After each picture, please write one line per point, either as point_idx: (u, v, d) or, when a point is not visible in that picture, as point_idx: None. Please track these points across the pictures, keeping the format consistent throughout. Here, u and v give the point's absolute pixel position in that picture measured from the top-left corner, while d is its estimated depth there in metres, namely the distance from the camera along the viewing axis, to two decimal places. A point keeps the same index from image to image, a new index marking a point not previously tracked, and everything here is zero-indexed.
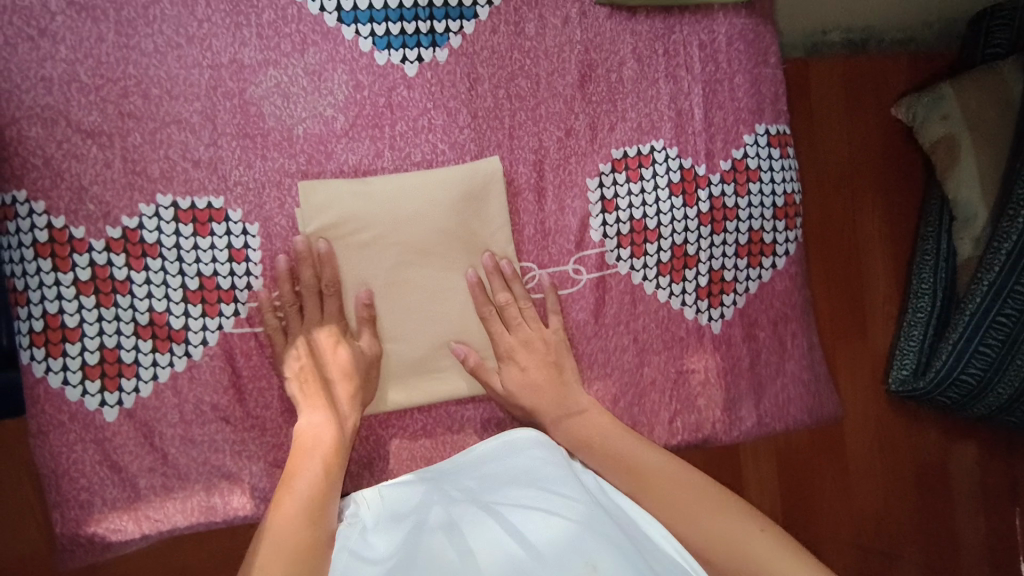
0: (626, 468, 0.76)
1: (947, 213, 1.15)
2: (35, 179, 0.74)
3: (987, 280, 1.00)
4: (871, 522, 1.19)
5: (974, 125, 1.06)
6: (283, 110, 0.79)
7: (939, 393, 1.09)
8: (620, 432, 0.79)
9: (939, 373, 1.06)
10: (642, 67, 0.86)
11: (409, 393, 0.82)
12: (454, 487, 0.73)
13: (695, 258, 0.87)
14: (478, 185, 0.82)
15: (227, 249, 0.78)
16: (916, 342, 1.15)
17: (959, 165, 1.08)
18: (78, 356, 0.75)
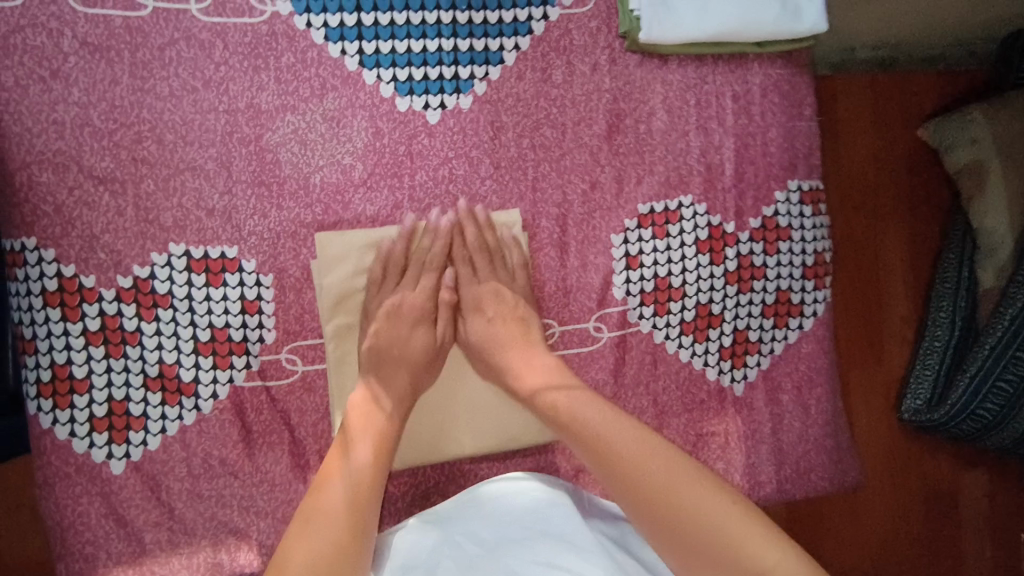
0: (614, 464, 0.65)
1: (970, 241, 1.10)
2: (46, 226, 0.72)
3: (1009, 313, 0.94)
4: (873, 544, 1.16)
5: (1005, 151, 1.00)
6: (300, 157, 0.76)
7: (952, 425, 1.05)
8: (615, 418, 0.69)
9: (953, 407, 1.02)
10: (672, 119, 0.83)
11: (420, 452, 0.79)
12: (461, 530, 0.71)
13: (719, 317, 0.85)
14: (493, 238, 0.79)
15: (240, 300, 0.76)
16: (931, 371, 1.11)
17: (986, 193, 1.02)
18: (86, 408, 0.74)
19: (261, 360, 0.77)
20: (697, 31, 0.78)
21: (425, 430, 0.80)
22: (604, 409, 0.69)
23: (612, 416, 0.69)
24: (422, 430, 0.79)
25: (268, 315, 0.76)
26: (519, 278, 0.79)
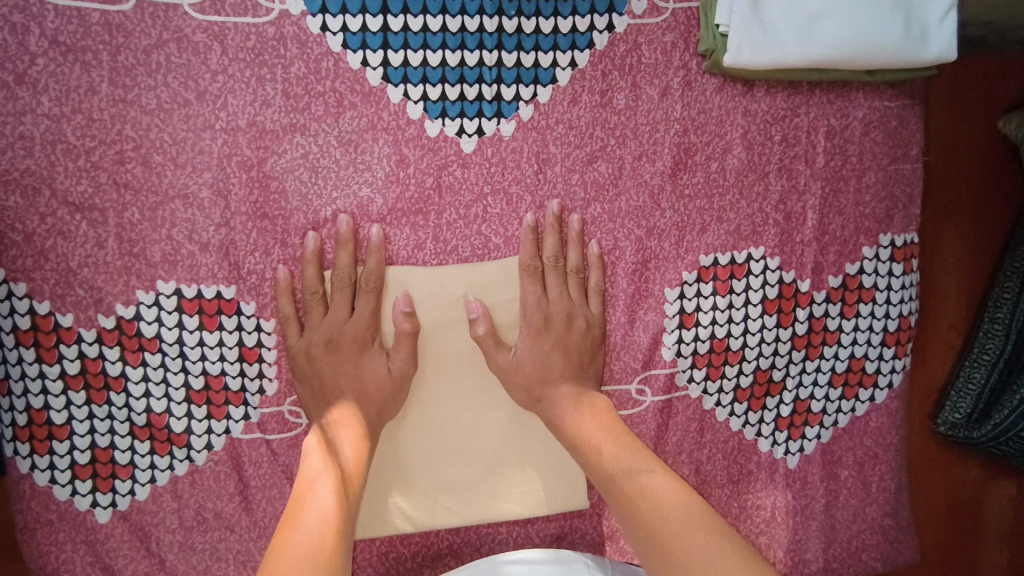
0: (677, 552, 0.54)
1: None
2: (15, 257, 0.62)
3: None
4: None
5: None
6: (310, 188, 0.65)
7: (994, 446, 0.88)
8: (682, 501, 0.59)
9: (1001, 428, 0.86)
10: (751, 156, 0.70)
11: (415, 503, 0.71)
12: None
13: (779, 384, 0.75)
14: (569, 258, 0.69)
15: (238, 346, 0.67)
16: (976, 387, 0.91)
17: None
18: (67, 455, 0.67)
19: (261, 412, 0.69)
20: (796, 56, 0.64)
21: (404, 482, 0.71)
22: (678, 492, 0.60)
23: (688, 503, 0.59)
24: (421, 473, 0.71)
25: (270, 364, 0.68)
26: (592, 304, 0.70)
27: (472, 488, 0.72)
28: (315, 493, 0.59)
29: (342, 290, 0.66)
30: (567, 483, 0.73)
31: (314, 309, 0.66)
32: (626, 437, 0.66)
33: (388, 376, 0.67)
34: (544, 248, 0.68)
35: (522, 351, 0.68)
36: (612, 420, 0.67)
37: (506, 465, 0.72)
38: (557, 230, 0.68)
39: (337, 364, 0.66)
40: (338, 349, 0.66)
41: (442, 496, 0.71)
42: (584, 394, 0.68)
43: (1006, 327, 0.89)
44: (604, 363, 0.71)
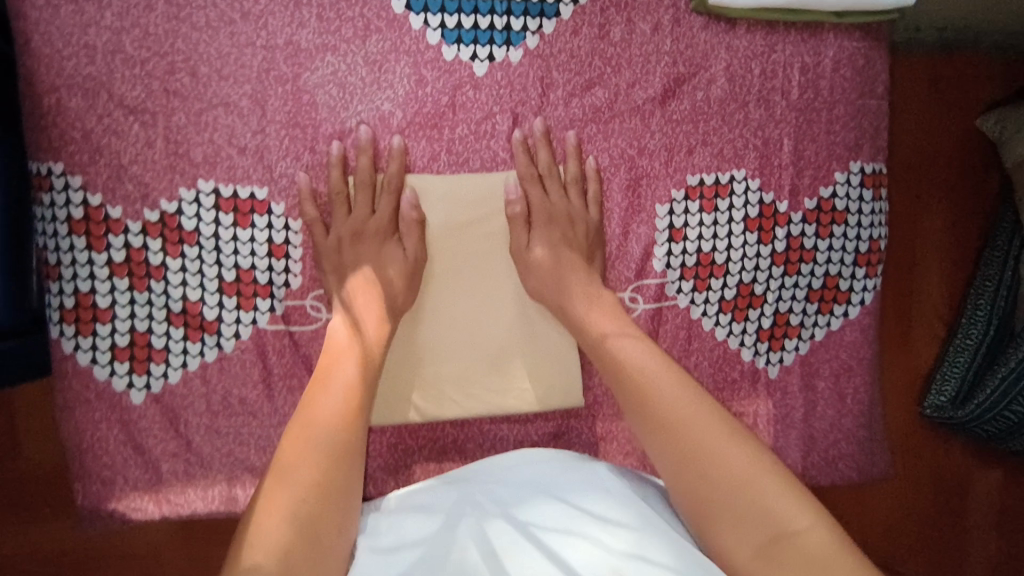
0: (674, 437, 0.64)
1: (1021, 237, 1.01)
2: (73, 153, 0.70)
3: None
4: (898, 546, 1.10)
5: None
6: (338, 101, 0.73)
7: (975, 425, 1.02)
8: (676, 388, 0.66)
9: (977, 409, 0.99)
10: (733, 87, 0.78)
11: (429, 392, 0.79)
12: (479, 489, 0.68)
13: (761, 298, 0.82)
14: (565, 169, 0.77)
15: (267, 243, 0.75)
16: (960, 367, 1.05)
17: None
18: (108, 337, 0.75)
19: (286, 305, 0.76)
20: None
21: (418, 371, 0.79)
22: (675, 381, 0.67)
23: (680, 388, 0.66)
24: (432, 365, 0.79)
25: (295, 261, 0.76)
26: (592, 211, 0.77)
27: (475, 379, 0.80)
28: (346, 371, 0.68)
29: (363, 191, 0.74)
30: (563, 375, 0.81)
31: (336, 206, 0.74)
32: (624, 325, 0.73)
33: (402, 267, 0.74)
34: (540, 159, 0.76)
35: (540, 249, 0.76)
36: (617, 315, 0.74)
37: (506, 361, 0.80)
38: (548, 144, 0.76)
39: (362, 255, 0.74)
40: (361, 245, 0.74)
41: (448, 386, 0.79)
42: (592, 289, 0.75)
43: (987, 312, 1.03)
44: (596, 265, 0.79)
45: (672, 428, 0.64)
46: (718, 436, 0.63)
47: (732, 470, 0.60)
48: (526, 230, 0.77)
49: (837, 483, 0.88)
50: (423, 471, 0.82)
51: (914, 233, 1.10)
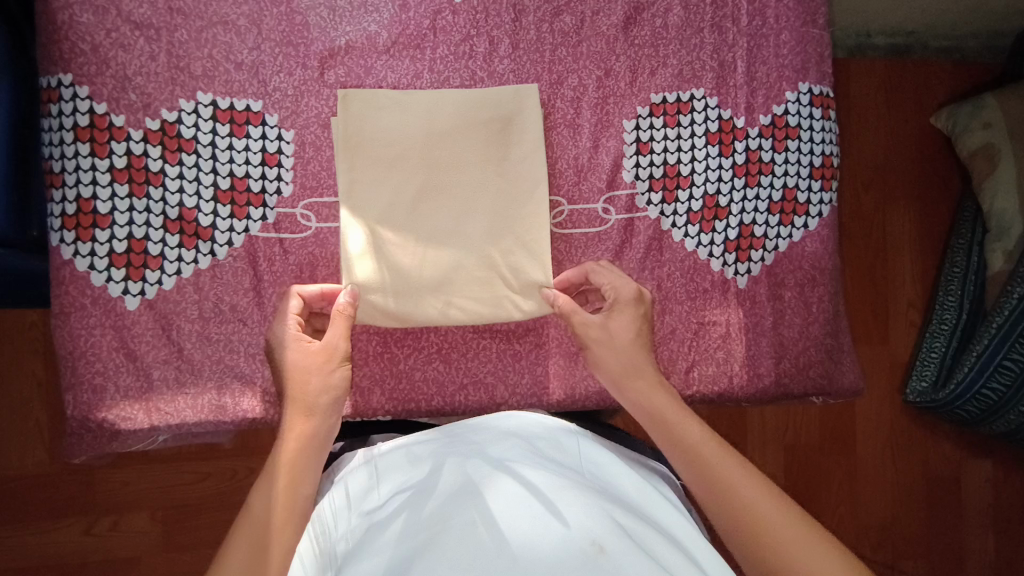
0: (698, 459, 0.66)
1: (980, 228, 1.34)
2: (82, 64, 0.75)
3: (1016, 293, 1.10)
4: (848, 469, 1.39)
5: (1014, 133, 1.20)
6: (329, 23, 0.80)
7: (959, 405, 1.24)
8: (689, 423, 0.69)
9: (961, 385, 1.20)
10: (688, 15, 0.86)
11: (415, 309, 0.80)
12: (468, 442, 0.69)
13: (726, 210, 0.87)
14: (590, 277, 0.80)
15: (261, 152, 0.79)
16: (939, 352, 1.34)
17: (998, 171, 1.22)
18: (107, 244, 0.76)
19: (277, 213, 0.79)
20: None
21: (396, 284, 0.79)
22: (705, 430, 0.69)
23: (697, 427, 0.69)
24: (410, 278, 0.80)
25: (287, 170, 0.79)
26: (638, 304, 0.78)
27: (438, 288, 0.80)
28: (292, 369, 0.71)
29: (361, 107, 0.79)
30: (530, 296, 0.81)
31: (338, 121, 0.79)
32: (629, 333, 0.75)
33: (395, 190, 0.79)
34: (525, 98, 0.82)
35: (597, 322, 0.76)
36: (629, 313, 0.76)
37: (474, 273, 0.81)
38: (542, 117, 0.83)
39: (359, 160, 0.79)
40: (356, 157, 0.79)
41: (418, 295, 0.80)
42: (613, 317, 0.76)
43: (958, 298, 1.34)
44: (547, 170, 0.83)
45: (700, 462, 0.66)
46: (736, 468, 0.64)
47: (752, 502, 0.61)
48: (502, 154, 0.82)
49: (811, 395, 0.91)
50: (409, 380, 0.83)
51: (878, 214, 1.44)
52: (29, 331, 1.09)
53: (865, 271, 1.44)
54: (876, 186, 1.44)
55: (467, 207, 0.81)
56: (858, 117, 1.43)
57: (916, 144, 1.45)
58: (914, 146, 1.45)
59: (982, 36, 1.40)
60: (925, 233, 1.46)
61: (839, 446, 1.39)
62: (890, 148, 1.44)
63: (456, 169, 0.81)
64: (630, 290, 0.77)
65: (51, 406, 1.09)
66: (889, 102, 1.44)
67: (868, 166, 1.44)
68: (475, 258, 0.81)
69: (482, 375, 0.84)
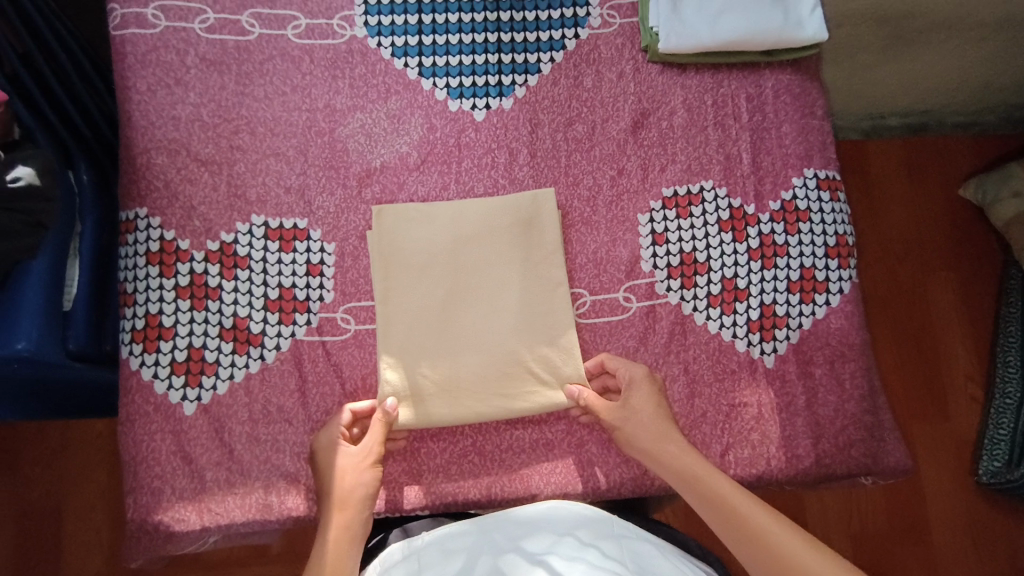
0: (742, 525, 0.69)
1: None
2: (156, 199, 0.86)
3: None
4: (924, 559, 1.30)
5: None
6: (366, 147, 0.90)
7: None
8: (720, 480, 0.73)
9: None
10: (691, 116, 0.93)
11: (450, 408, 0.84)
12: (507, 537, 0.70)
13: (746, 292, 0.90)
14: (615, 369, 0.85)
15: (306, 264, 0.87)
16: (1007, 429, 1.32)
17: None
18: (169, 353, 0.83)
19: (319, 317, 0.86)
20: (708, 40, 0.91)
21: (428, 384, 0.84)
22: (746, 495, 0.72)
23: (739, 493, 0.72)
24: (444, 378, 0.85)
25: (329, 278, 0.87)
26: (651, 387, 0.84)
27: (470, 385, 0.85)
28: (334, 468, 0.77)
29: (396, 220, 0.87)
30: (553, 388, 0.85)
31: (375, 233, 0.87)
32: (654, 410, 0.80)
33: (429, 295, 0.86)
34: (543, 201, 0.89)
35: (619, 406, 0.81)
36: (644, 389, 0.82)
37: (505, 370, 0.85)
38: (559, 217, 0.90)
39: (396, 266, 0.87)
40: (392, 266, 0.86)
41: (451, 392, 0.84)
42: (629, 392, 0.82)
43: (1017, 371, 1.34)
44: (566, 272, 0.89)
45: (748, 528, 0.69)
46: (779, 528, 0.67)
47: (799, 560, 0.64)
48: (525, 253, 0.88)
49: (856, 475, 0.88)
50: (446, 473, 0.85)
51: (913, 288, 1.43)
52: (99, 439, 1.17)
53: (911, 346, 1.41)
54: (910, 261, 1.44)
55: (495, 309, 0.87)
56: (881, 194, 1.47)
57: (944, 217, 1.46)
58: (942, 219, 1.46)
59: (1000, 111, 1.43)
60: (968, 304, 1.43)
61: (909, 535, 1.31)
62: (917, 222, 1.46)
63: (484, 271, 0.87)
64: (642, 370, 0.84)
65: (111, 515, 1.16)
66: (910, 179, 1.47)
67: (897, 240, 1.45)
68: (502, 357, 0.86)
69: (517, 466, 0.85)
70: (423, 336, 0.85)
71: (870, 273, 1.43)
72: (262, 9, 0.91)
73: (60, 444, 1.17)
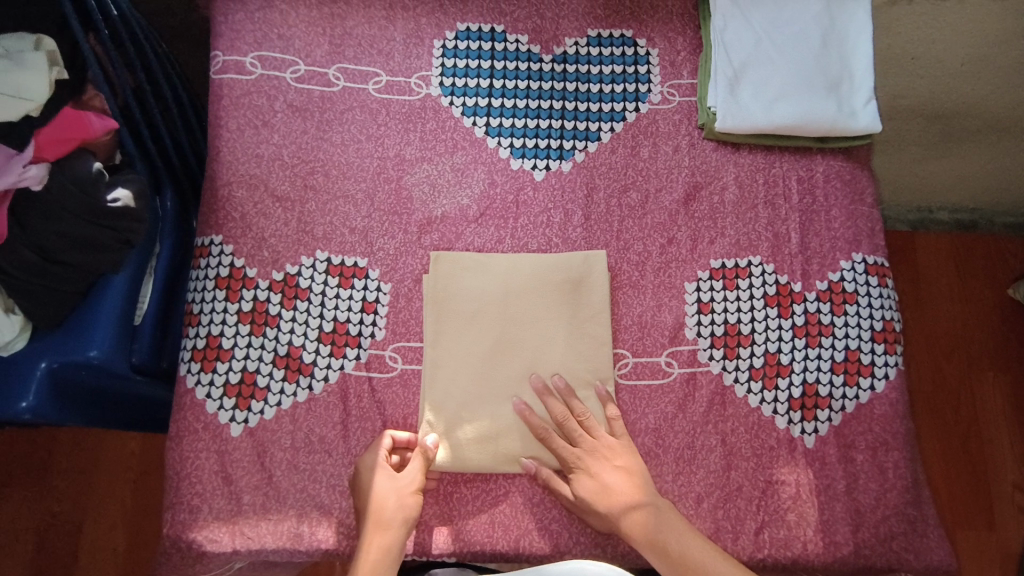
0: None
1: None
2: (231, 228, 0.91)
3: None
4: None
5: None
6: (429, 197, 0.95)
7: None
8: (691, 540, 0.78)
9: None
10: (743, 193, 0.97)
11: (488, 456, 0.85)
12: None
13: (789, 368, 0.90)
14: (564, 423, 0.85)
15: (361, 301, 0.90)
16: None
17: None
18: (224, 374, 0.86)
19: (369, 353, 0.89)
20: (764, 123, 0.95)
21: (467, 430, 0.86)
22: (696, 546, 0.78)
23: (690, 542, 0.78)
24: (484, 424, 0.86)
25: (382, 316, 0.90)
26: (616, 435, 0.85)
27: (511, 434, 0.86)
28: (378, 493, 0.79)
29: (451, 267, 0.91)
30: None
31: (430, 277, 0.91)
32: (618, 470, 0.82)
33: (477, 342, 0.89)
34: (594, 262, 0.92)
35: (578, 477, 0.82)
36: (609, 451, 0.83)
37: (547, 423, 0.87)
38: (609, 278, 0.92)
39: (447, 310, 0.90)
40: (443, 311, 0.90)
41: (490, 441, 0.86)
42: (557, 443, 0.84)
43: None
44: (611, 331, 0.91)
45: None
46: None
47: None
48: (573, 310, 0.90)
49: (897, 571, 0.85)
50: (475, 522, 0.85)
51: (960, 385, 1.40)
52: (137, 456, 1.20)
53: (957, 445, 1.37)
54: (956, 356, 1.42)
55: (540, 362, 0.89)
56: (929, 285, 1.46)
57: (994, 314, 1.44)
58: (992, 316, 1.44)
59: None
60: (1016, 406, 1.40)
61: None
62: (964, 317, 1.44)
63: (534, 324, 0.90)
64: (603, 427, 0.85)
65: (131, 538, 1.17)
66: (959, 273, 1.47)
67: (943, 333, 1.43)
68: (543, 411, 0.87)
69: (547, 522, 0.85)
70: (467, 382, 0.87)
71: (914, 364, 1.41)
72: (347, 65, 0.99)
73: (94, 458, 1.20)
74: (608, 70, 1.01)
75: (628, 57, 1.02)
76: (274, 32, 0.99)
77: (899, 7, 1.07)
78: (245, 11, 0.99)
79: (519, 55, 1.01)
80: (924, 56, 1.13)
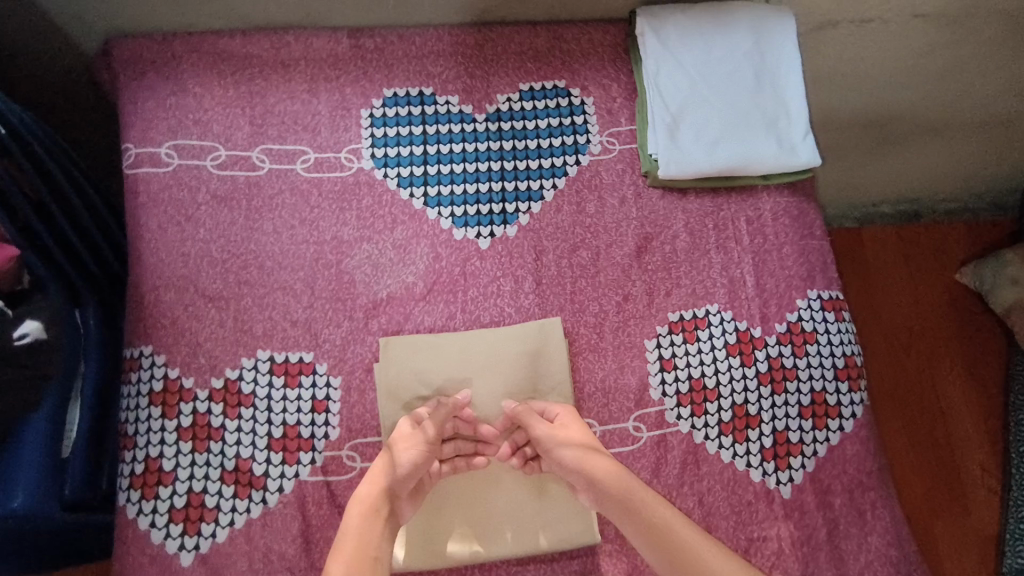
0: (652, 522, 0.73)
1: None
2: (161, 337, 0.85)
3: None
4: None
5: None
6: (372, 278, 0.90)
7: None
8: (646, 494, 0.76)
9: None
10: (694, 240, 0.95)
11: (465, 546, 0.83)
12: None
13: (757, 418, 0.88)
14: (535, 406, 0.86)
15: (311, 399, 0.85)
16: None
17: None
18: (168, 500, 0.80)
19: (325, 456, 0.84)
20: (705, 167, 0.93)
21: (434, 522, 0.84)
22: (649, 492, 0.76)
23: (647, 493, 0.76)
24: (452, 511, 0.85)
25: (334, 414, 0.85)
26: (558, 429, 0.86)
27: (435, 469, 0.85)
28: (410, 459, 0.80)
29: (402, 348, 0.87)
30: (573, 526, 0.85)
31: (381, 364, 0.87)
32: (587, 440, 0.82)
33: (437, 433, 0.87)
34: (550, 330, 0.89)
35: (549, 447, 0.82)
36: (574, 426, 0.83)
37: (488, 509, 0.86)
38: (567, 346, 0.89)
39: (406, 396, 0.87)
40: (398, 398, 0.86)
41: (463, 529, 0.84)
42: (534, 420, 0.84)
43: None
44: (574, 401, 0.88)
45: (647, 522, 0.73)
46: (686, 528, 0.72)
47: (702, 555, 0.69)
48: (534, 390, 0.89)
49: None
50: None
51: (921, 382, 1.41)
52: None
53: (927, 440, 1.38)
54: (914, 353, 1.43)
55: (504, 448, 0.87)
56: (882, 285, 1.46)
57: (945, 303, 1.46)
58: (946, 305, 1.46)
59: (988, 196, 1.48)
60: (978, 392, 1.42)
61: None
62: (917, 310, 1.46)
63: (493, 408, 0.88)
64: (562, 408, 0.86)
65: None
66: (910, 265, 1.48)
67: (899, 332, 1.44)
68: (511, 501, 0.86)
69: None
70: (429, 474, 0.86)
71: (875, 366, 1.42)
72: (272, 145, 0.94)
73: None
74: (545, 123, 0.98)
75: (563, 108, 0.99)
76: (189, 117, 0.93)
77: (826, 30, 1.07)
78: (155, 97, 0.93)
79: (451, 117, 0.97)
80: (853, 72, 1.14)
